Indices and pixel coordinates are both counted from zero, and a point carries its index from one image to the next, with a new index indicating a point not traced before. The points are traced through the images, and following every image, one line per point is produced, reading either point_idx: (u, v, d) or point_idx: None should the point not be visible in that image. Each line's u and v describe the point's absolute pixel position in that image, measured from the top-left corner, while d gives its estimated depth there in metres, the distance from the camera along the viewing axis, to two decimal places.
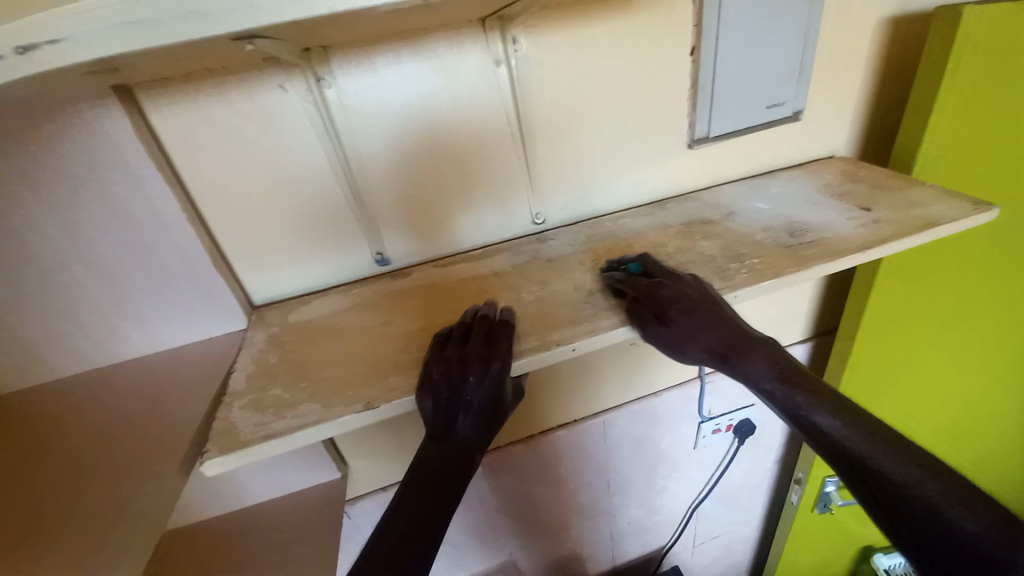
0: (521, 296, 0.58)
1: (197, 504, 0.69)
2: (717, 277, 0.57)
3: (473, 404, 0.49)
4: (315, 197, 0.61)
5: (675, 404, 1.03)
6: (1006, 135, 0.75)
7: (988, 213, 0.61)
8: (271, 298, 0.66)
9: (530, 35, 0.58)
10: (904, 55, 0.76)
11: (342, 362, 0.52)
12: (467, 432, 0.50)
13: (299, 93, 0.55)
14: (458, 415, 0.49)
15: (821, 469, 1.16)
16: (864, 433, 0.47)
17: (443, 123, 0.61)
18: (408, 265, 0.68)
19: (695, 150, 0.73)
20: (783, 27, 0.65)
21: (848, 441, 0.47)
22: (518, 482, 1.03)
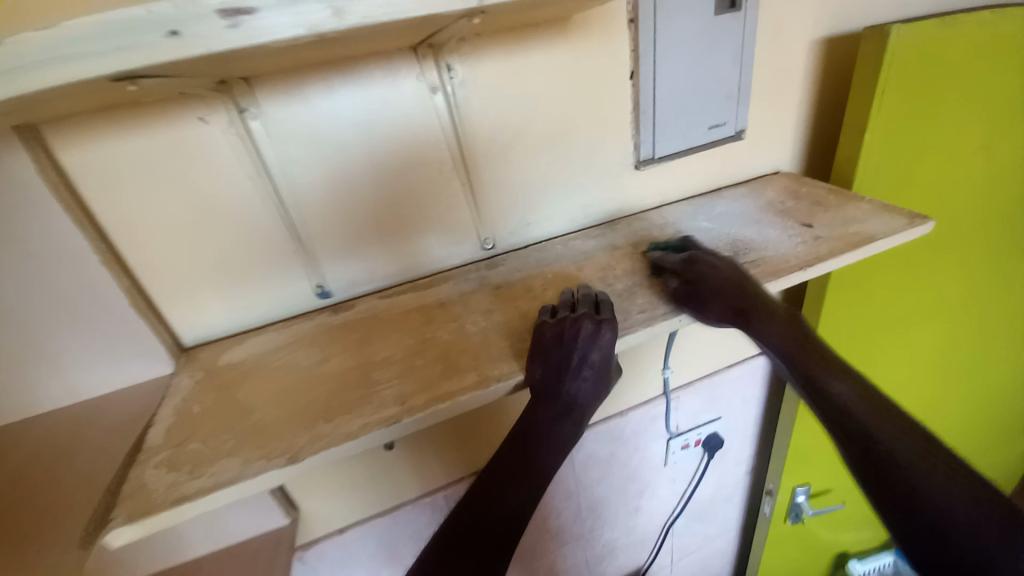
0: (463, 327, 0.55)
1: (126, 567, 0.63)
2: (662, 302, 0.56)
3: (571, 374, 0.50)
4: (246, 231, 0.58)
5: (641, 422, 1.02)
6: (935, 151, 0.78)
7: (922, 227, 0.62)
8: (204, 339, 0.62)
9: (465, 61, 0.57)
10: (838, 75, 0.78)
11: (271, 409, 0.49)
12: (569, 401, 0.52)
13: (221, 124, 0.52)
14: (560, 386, 0.51)
15: (789, 480, 1.16)
16: (876, 412, 0.49)
17: (380, 152, 0.58)
18: (352, 297, 0.65)
19: (642, 171, 0.73)
20: (717, 51, 0.67)
21: (856, 412, 0.49)
22: None
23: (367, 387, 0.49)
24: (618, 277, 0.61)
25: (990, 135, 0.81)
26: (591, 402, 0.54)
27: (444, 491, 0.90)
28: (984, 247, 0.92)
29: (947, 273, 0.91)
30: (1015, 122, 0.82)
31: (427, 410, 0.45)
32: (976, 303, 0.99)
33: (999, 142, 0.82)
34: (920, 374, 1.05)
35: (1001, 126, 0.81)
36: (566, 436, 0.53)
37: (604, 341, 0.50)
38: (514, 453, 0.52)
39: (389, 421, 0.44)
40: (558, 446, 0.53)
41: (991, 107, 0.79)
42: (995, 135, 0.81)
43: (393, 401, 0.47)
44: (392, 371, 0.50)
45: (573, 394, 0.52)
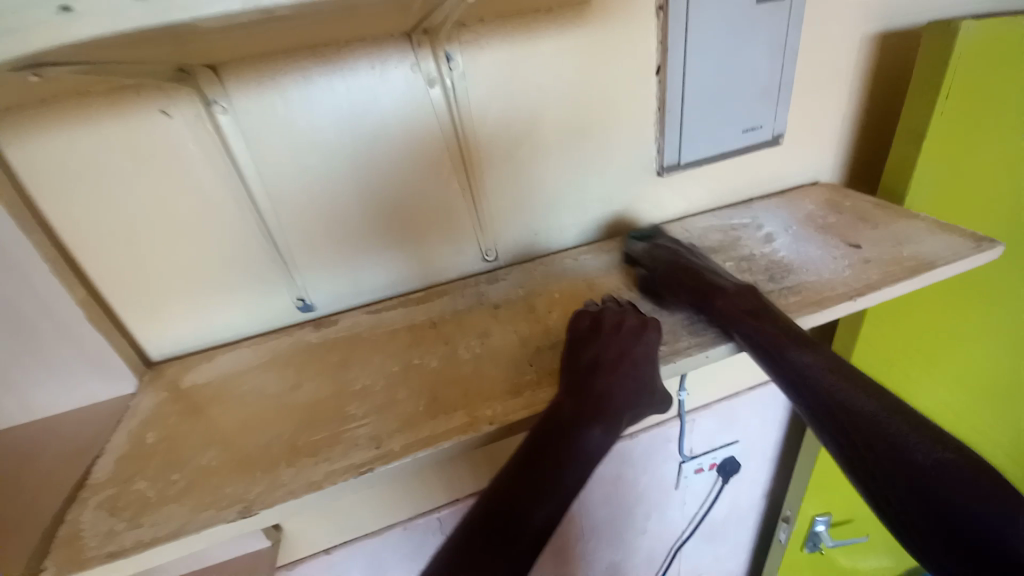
0: (455, 354, 0.48)
1: None
2: (684, 332, 0.48)
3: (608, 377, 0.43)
4: (218, 237, 0.52)
5: (651, 444, 0.95)
6: (998, 163, 0.69)
7: (988, 253, 0.53)
8: (174, 353, 0.57)
9: (467, 49, 0.50)
10: (892, 74, 0.69)
11: (231, 444, 0.43)
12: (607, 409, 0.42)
13: (186, 119, 0.46)
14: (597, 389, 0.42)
15: (809, 510, 1.08)
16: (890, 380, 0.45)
17: (367, 150, 0.52)
18: (335, 311, 0.59)
19: (665, 177, 0.66)
20: (756, 43, 0.58)
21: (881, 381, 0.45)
22: None
23: (338, 423, 0.42)
24: (634, 298, 0.54)
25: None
26: (632, 416, 0.44)
27: (439, 512, 0.81)
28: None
29: (1007, 299, 0.81)
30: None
31: (404, 455, 0.38)
32: None
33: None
34: (968, 408, 0.94)
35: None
36: (597, 451, 0.41)
37: (648, 338, 0.45)
38: (530, 470, 0.39)
39: (359, 469, 0.38)
40: (587, 461, 0.40)
41: None
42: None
43: (366, 442, 0.40)
44: (369, 405, 0.44)
45: (616, 398, 0.43)
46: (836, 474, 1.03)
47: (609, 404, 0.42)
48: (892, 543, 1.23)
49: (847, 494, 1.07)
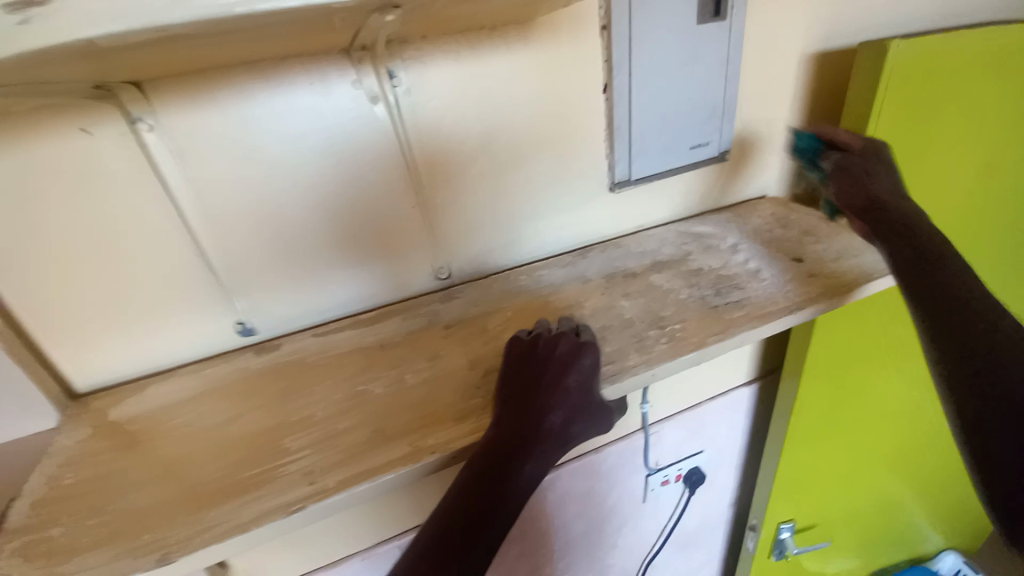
0: (403, 379, 0.47)
1: None
2: (633, 349, 0.48)
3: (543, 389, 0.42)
4: (149, 261, 0.49)
5: (619, 458, 0.95)
6: (934, 177, 0.72)
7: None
8: (103, 384, 0.53)
9: (412, 66, 0.49)
10: (830, 93, 0.72)
11: (156, 484, 0.40)
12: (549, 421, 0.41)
13: (109, 137, 0.43)
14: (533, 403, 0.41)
15: (776, 519, 1.09)
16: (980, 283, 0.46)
17: (310, 167, 0.50)
18: (281, 333, 0.56)
19: (617, 193, 0.66)
20: (699, 64, 0.60)
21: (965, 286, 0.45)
22: None
23: (272, 458, 0.40)
24: (587, 315, 0.53)
25: (990, 160, 0.75)
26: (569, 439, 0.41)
27: (400, 539, 0.78)
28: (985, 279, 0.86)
29: None
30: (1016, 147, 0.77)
31: (340, 490, 0.36)
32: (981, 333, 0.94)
33: (998, 168, 0.77)
34: (913, 401, 1.01)
35: (1002, 151, 0.75)
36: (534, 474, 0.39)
37: (577, 367, 0.43)
38: (474, 486, 0.37)
39: (291, 508, 0.36)
40: (527, 485, 0.38)
41: (994, 130, 0.73)
42: (994, 160, 0.76)
43: (300, 478, 0.38)
44: (309, 436, 0.41)
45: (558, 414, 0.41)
46: (798, 480, 1.04)
47: (542, 432, 0.40)
48: (855, 546, 1.26)
49: (810, 498, 1.09)
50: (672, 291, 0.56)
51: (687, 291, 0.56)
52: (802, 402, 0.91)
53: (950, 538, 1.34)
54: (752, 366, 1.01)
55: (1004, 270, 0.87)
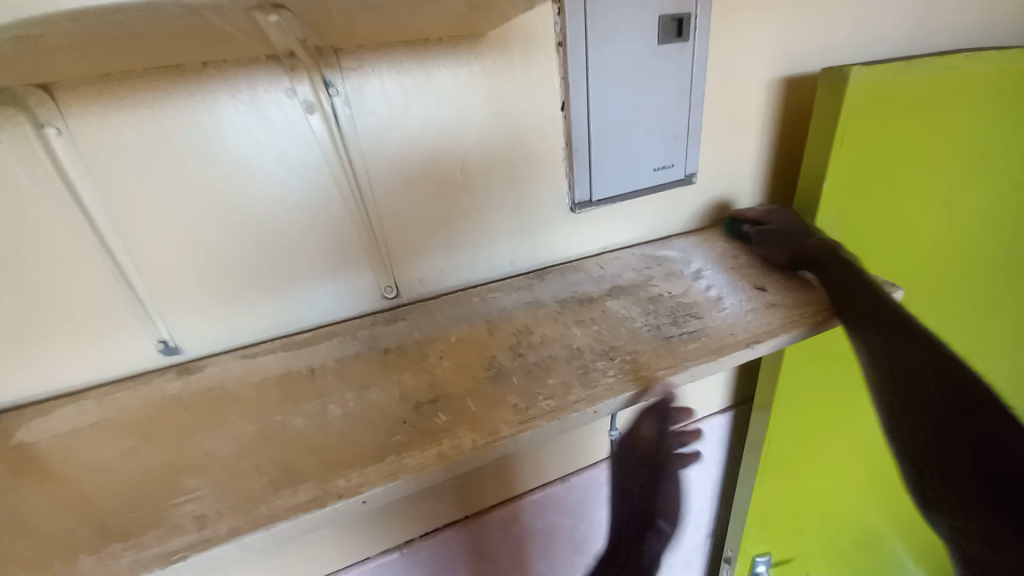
0: (325, 412, 0.43)
1: None
2: (576, 383, 0.44)
3: None
4: (60, 275, 0.45)
5: (587, 489, 0.87)
6: (899, 206, 0.71)
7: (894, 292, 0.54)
8: (7, 406, 0.48)
9: (352, 77, 0.47)
10: (798, 119, 0.71)
11: (34, 524, 0.36)
12: None
13: (13, 145, 0.40)
14: None
15: (751, 552, 1.05)
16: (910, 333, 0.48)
17: (241, 180, 0.47)
18: (209, 354, 0.53)
19: (578, 215, 0.64)
20: (661, 85, 0.59)
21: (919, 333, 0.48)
22: None
23: (163, 499, 0.36)
24: (534, 343, 0.50)
25: (958, 190, 0.74)
26: None
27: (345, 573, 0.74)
28: (956, 311, 0.84)
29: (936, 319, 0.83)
30: (985, 178, 0.75)
31: (228, 540, 0.33)
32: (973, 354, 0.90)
33: (966, 198, 0.75)
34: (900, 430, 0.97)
35: (980, 170, 0.74)
36: None
37: None
38: None
39: (170, 559, 0.32)
40: None
41: (969, 152, 0.72)
42: (963, 190, 0.74)
43: (190, 523, 0.34)
44: (209, 474, 0.38)
45: None
46: (774, 513, 1.00)
47: None
48: None
49: (788, 531, 1.05)
50: (637, 318, 0.53)
51: (648, 317, 0.53)
52: (778, 433, 0.88)
53: None
54: (727, 394, 0.97)
55: (985, 299, 0.86)
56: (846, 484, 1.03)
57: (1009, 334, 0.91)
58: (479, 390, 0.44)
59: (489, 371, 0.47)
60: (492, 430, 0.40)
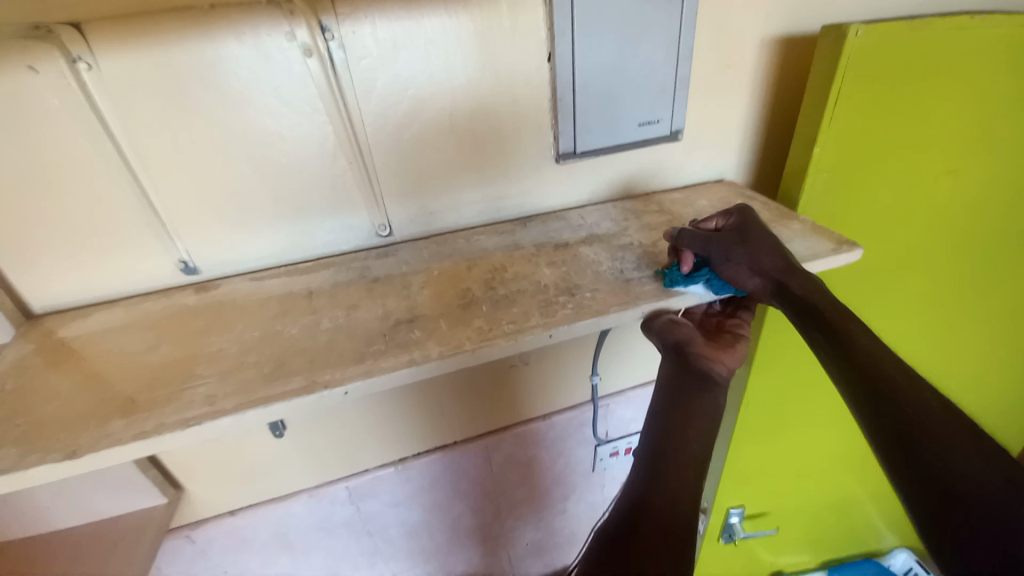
0: (317, 324, 0.50)
1: None
2: (537, 312, 0.50)
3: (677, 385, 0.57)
4: (94, 195, 0.52)
5: (567, 427, 0.94)
6: (893, 173, 0.71)
7: (856, 252, 0.57)
8: (57, 309, 0.57)
9: (346, 20, 0.50)
10: (793, 80, 0.71)
11: (81, 394, 0.44)
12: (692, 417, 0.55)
13: (52, 78, 0.46)
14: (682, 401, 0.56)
15: (725, 503, 1.11)
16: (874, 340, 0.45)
17: (245, 116, 0.52)
18: (221, 275, 0.60)
19: (562, 165, 0.67)
20: (647, 39, 0.60)
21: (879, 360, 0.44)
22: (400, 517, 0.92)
23: (181, 382, 0.44)
24: (507, 278, 0.55)
25: (962, 159, 0.73)
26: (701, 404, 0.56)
27: (346, 482, 0.83)
28: (947, 283, 0.85)
29: (926, 290, 0.84)
30: (995, 147, 0.73)
31: (232, 413, 0.41)
32: (961, 327, 0.92)
33: (971, 168, 0.74)
34: None
35: (988, 139, 0.72)
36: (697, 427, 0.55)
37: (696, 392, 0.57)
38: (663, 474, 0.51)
39: (186, 424, 0.40)
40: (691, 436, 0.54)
41: (978, 119, 0.70)
42: (968, 160, 0.73)
43: (202, 400, 0.42)
44: (219, 366, 0.46)
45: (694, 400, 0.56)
46: (747, 469, 1.06)
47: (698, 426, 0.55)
48: (809, 536, 1.28)
49: (761, 486, 1.10)
50: (607, 263, 0.57)
51: (617, 262, 0.57)
52: (755, 392, 0.92)
53: (902, 539, 1.36)
54: None
55: (979, 273, 0.86)
56: (823, 447, 1.08)
57: (998, 308, 0.92)
58: (451, 314, 0.50)
59: (463, 300, 0.52)
60: (457, 344, 0.46)
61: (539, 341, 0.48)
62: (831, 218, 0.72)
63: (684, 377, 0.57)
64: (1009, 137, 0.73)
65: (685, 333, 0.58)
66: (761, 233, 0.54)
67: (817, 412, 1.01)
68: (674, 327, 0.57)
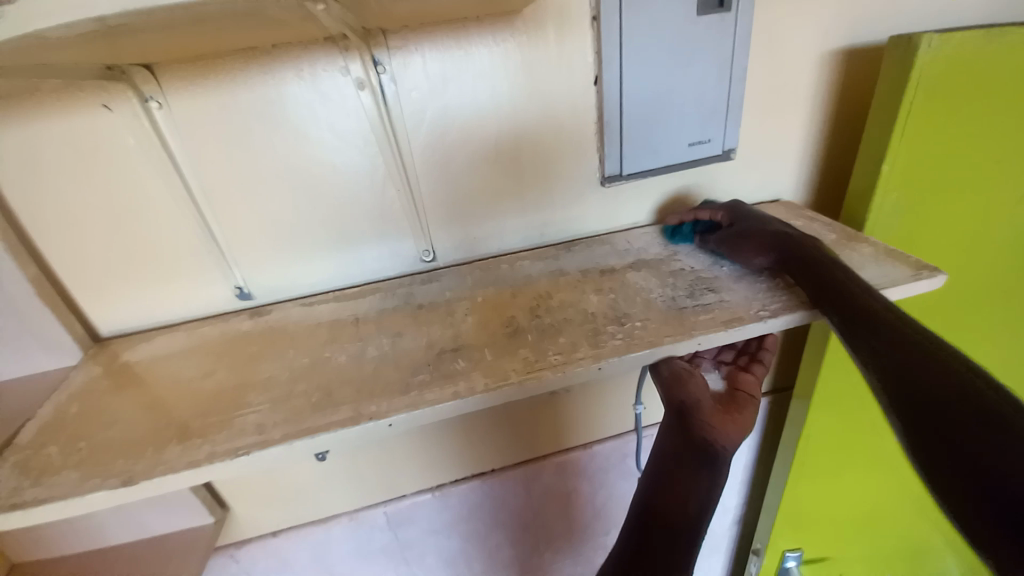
0: (363, 352, 0.50)
1: (51, 539, 0.64)
2: (585, 343, 0.48)
3: (668, 455, 0.58)
4: (158, 225, 0.55)
5: (609, 458, 0.90)
6: (978, 187, 0.65)
7: (940, 278, 0.51)
8: (122, 331, 0.60)
9: (397, 55, 0.51)
10: (856, 95, 0.67)
11: (141, 418, 0.46)
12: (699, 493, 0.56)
13: (127, 118, 0.49)
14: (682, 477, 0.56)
15: (781, 546, 1.02)
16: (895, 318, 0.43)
17: (299, 147, 0.54)
18: (272, 301, 0.62)
19: (608, 188, 0.65)
20: (699, 60, 0.58)
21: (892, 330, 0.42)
22: (436, 547, 0.90)
23: (233, 409, 0.45)
24: (552, 306, 0.54)
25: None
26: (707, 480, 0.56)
27: (384, 507, 0.83)
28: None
29: (1013, 320, 0.76)
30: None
31: (279, 443, 0.41)
32: None
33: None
34: None
35: None
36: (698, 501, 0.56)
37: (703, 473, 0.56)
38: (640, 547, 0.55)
39: (236, 453, 0.40)
40: (683, 502, 0.56)
41: None
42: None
43: (252, 428, 0.43)
44: (269, 394, 0.46)
45: (695, 482, 0.56)
46: (808, 511, 0.97)
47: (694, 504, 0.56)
48: None
49: (823, 527, 1.01)
50: (657, 291, 0.54)
51: (668, 289, 0.55)
52: (815, 427, 0.85)
53: None
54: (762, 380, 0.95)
55: None
56: (894, 490, 0.98)
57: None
58: (496, 344, 0.49)
59: (508, 329, 0.51)
60: (502, 376, 0.45)
61: (589, 374, 0.45)
62: (903, 242, 0.66)
63: (684, 449, 0.56)
64: None
65: (694, 393, 0.56)
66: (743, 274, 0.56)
67: (888, 450, 0.92)
68: (681, 385, 0.56)
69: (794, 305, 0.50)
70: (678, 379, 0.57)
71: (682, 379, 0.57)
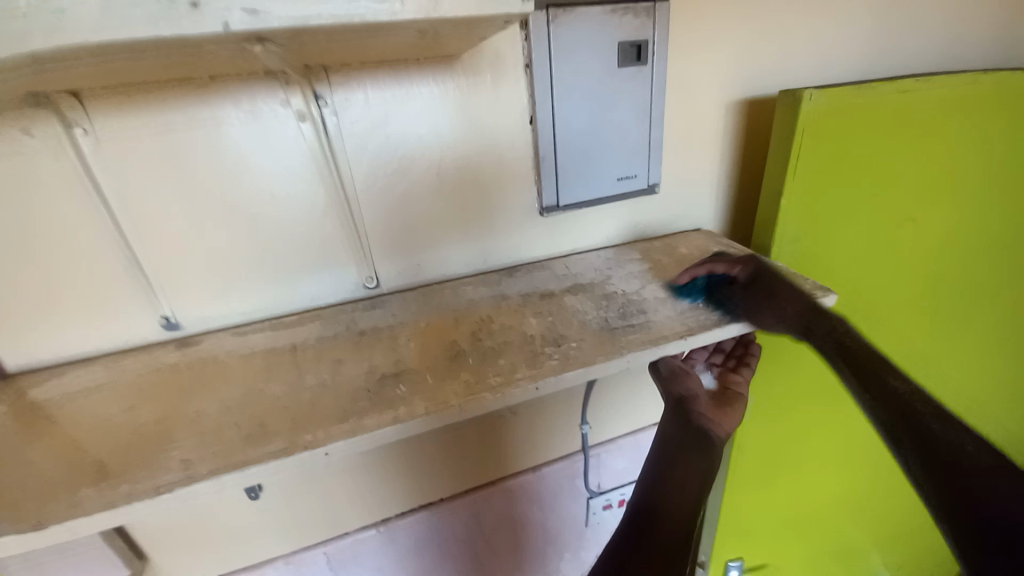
0: (301, 381, 0.49)
1: None
2: (523, 364, 0.50)
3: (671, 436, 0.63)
4: (78, 254, 0.52)
5: (557, 480, 0.91)
6: (871, 212, 0.75)
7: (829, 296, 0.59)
8: (28, 367, 0.55)
9: (338, 90, 0.53)
10: (757, 138, 0.76)
11: (46, 460, 0.42)
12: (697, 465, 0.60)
13: (48, 143, 0.47)
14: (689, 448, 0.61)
15: (724, 556, 1.07)
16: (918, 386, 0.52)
17: (239, 176, 0.54)
18: (204, 331, 0.60)
19: (546, 218, 0.70)
20: (622, 104, 0.65)
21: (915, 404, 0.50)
22: None
23: (158, 445, 0.43)
24: (493, 329, 0.56)
25: (929, 195, 0.78)
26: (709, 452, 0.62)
27: (326, 546, 0.79)
28: (941, 308, 0.87)
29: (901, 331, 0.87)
30: (957, 185, 0.78)
31: (207, 479, 0.39)
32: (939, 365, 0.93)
33: (937, 203, 0.78)
34: (869, 440, 1.01)
35: (940, 188, 0.78)
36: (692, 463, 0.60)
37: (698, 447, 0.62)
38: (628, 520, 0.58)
39: (158, 492, 0.38)
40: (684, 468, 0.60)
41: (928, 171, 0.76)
42: (934, 197, 0.78)
43: (177, 465, 0.41)
44: (198, 428, 0.44)
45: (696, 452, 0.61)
46: (745, 520, 1.03)
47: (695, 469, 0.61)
48: None
49: (762, 536, 1.07)
50: (591, 314, 0.58)
51: (601, 311, 0.59)
52: (745, 439, 0.91)
53: None
54: None
55: (951, 314, 0.89)
56: (818, 495, 1.06)
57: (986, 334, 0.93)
58: (437, 368, 0.50)
59: (449, 353, 0.52)
60: (442, 400, 0.46)
61: (527, 394, 0.48)
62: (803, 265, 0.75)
63: (682, 430, 0.63)
64: (959, 187, 0.79)
65: (691, 386, 0.65)
66: (773, 296, 0.59)
67: (809, 456, 1.00)
68: (676, 377, 0.66)
69: (711, 323, 0.56)
70: (676, 373, 0.66)
71: (678, 375, 0.66)
